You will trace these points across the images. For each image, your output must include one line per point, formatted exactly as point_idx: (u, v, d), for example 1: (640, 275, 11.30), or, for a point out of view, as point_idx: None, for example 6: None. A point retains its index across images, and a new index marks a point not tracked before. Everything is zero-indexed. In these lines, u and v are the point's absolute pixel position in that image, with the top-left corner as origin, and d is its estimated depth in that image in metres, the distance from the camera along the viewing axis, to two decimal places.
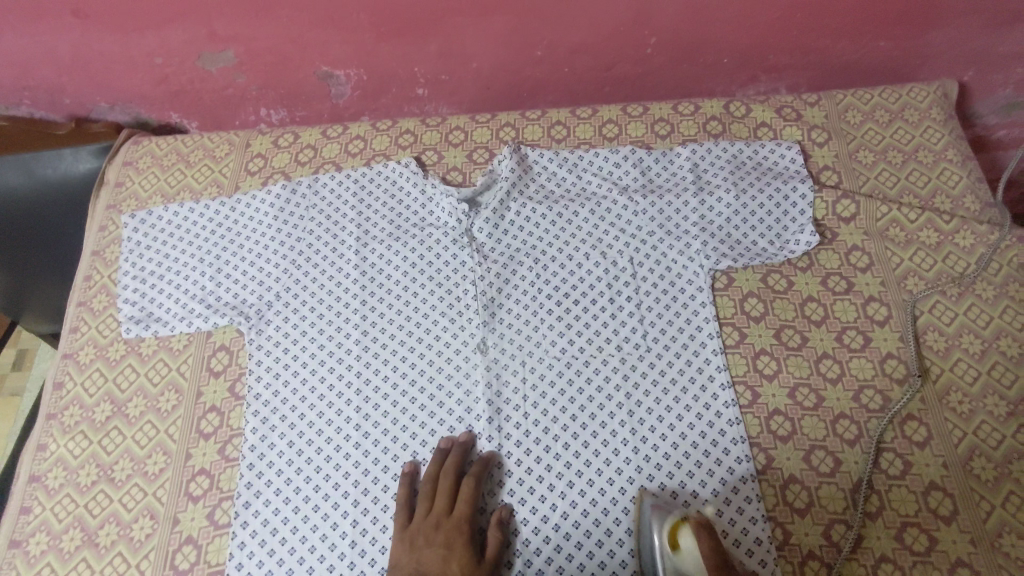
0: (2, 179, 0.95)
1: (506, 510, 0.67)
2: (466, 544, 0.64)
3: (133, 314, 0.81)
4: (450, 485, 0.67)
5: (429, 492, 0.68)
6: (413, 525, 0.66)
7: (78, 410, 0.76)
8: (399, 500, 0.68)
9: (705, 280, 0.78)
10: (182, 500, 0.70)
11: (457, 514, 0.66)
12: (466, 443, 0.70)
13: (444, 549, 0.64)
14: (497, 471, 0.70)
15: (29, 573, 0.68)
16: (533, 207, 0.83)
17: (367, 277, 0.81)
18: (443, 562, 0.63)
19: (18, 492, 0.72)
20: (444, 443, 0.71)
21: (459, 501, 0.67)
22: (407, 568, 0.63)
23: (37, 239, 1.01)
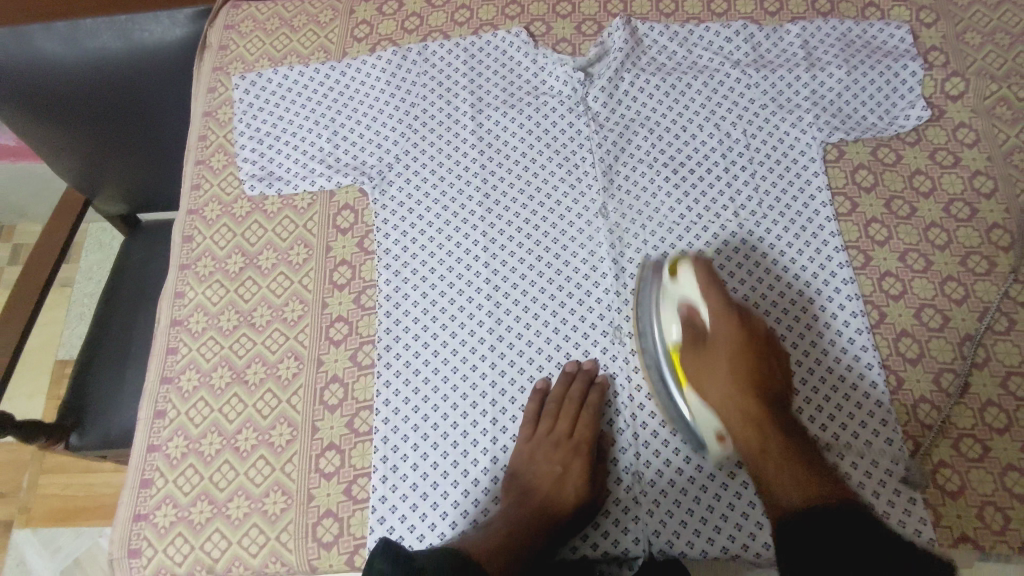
0: (96, 41, 0.92)
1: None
2: (583, 467, 0.66)
3: (255, 172, 0.82)
4: (574, 410, 0.68)
5: (555, 411, 0.68)
6: (536, 438, 0.68)
7: (212, 261, 0.79)
8: (528, 414, 0.70)
9: (818, 151, 0.80)
10: (324, 343, 0.74)
11: (577, 438, 0.68)
12: (591, 370, 0.71)
13: (561, 467, 0.67)
14: (617, 400, 0.71)
15: (184, 407, 0.72)
16: (646, 79, 0.84)
17: (485, 142, 0.82)
18: (558, 480, 0.66)
19: (163, 334, 0.76)
20: (573, 366, 0.72)
21: (581, 426, 0.68)
22: (525, 478, 0.67)
23: (132, 115, 0.99)
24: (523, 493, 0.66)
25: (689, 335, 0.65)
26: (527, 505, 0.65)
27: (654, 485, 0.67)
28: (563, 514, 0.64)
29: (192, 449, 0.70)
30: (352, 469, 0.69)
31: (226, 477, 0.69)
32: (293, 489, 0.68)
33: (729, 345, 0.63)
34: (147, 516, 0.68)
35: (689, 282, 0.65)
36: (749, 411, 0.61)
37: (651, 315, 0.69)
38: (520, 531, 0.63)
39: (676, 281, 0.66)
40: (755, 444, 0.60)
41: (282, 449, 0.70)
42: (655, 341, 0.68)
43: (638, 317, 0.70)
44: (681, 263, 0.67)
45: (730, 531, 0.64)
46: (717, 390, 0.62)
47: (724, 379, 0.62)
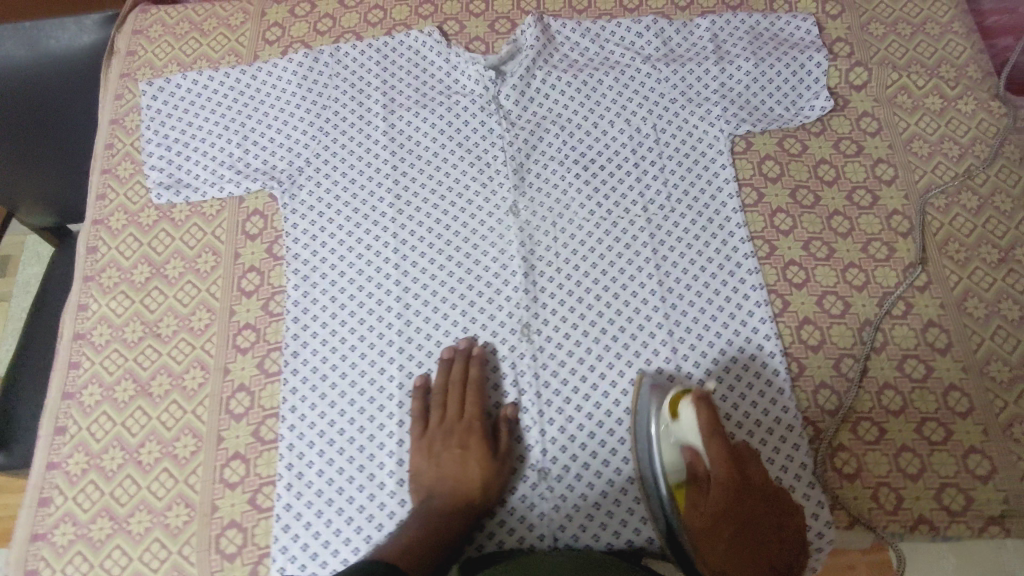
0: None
1: (513, 409, 0.70)
2: (481, 441, 0.66)
3: (163, 180, 0.80)
4: (459, 391, 0.69)
5: (441, 396, 0.69)
6: (430, 431, 0.68)
7: (117, 272, 0.77)
8: (414, 413, 0.69)
9: (725, 143, 0.81)
10: (230, 352, 0.73)
11: (469, 418, 0.68)
12: (482, 355, 0.71)
13: (461, 450, 0.66)
14: (496, 375, 0.72)
15: (86, 422, 0.71)
16: (558, 76, 0.85)
17: (396, 143, 0.82)
18: (461, 463, 0.65)
19: (64, 348, 0.74)
20: (448, 352, 0.72)
21: (469, 405, 0.69)
22: (430, 474, 0.66)
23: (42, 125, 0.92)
24: (430, 484, 0.65)
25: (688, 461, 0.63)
26: (437, 494, 0.64)
27: (561, 481, 0.68)
28: (472, 492, 0.64)
29: (93, 464, 0.69)
30: (257, 478, 0.68)
31: (128, 492, 0.68)
32: (197, 501, 0.67)
33: (723, 482, 0.60)
34: (46, 535, 0.66)
35: (688, 426, 0.62)
36: (732, 550, 0.58)
37: (654, 414, 0.66)
38: (435, 524, 0.62)
39: (676, 419, 0.64)
40: (720, 540, 0.59)
41: (186, 460, 0.69)
42: (651, 441, 0.65)
43: (637, 422, 0.68)
44: (682, 402, 0.64)
45: (635, 523, 0.67)
46: (705, 541, 0.59)
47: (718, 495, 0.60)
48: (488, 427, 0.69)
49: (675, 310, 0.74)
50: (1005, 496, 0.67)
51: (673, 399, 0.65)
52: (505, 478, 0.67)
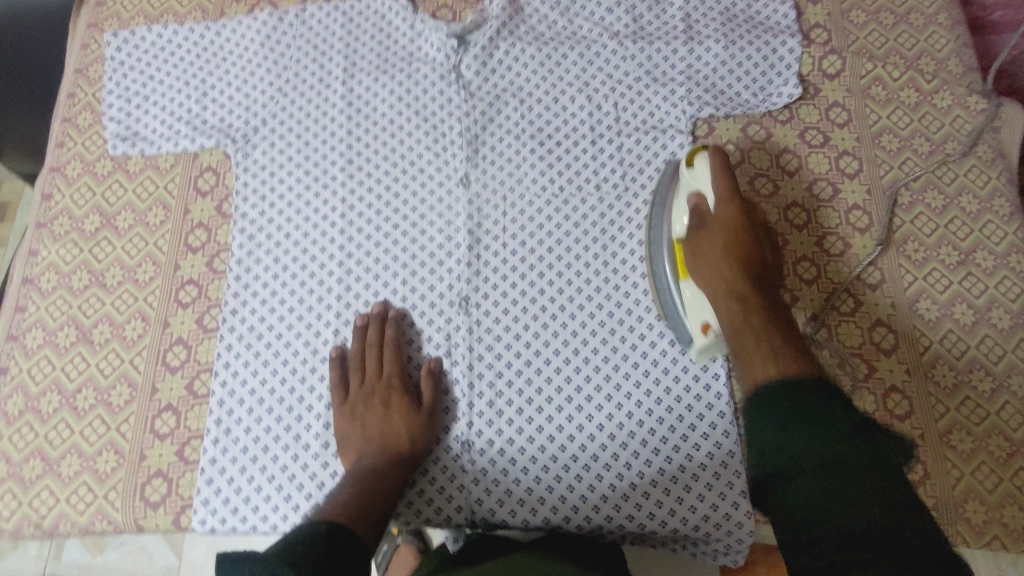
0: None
1: (436, 363, 0.70)
2: (403, 398, 0.67)
3: (120, 132, 0.81)
4: (377, 353, 0.70)
5: (360, 360, 0.70)
6: (351, 394, 0.68)
7: (68, 220, 0.78)
8: (334, 379, 0.69)
9: (686, 126, 0.79)
10: (172, 306, 0.74)
11: (388, 376, 0.69)
12: (399, 316, 0.72)
13: (383, 408, 0.67)
14: (417, 338, 0.72)
15: (27, 364, 0.72)
16: (522, 48, 0.83)
17: (354, 108, 0.82)
18: (385, 420, 0.66)
19: (14, 292, 0.76)
20: (360, 319, 0.71)
21: (388, 365, 0.69)
22: (355, 435, 0.66)
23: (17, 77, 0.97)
24: (357, 446, 0.65)
25: (694, 221, 0.64)
26: (365, 455, 0.64)
27: (484, 455, 0.68)
28: (400, 448, 0.65)
29: (31, 406, 0.70)
30: (186, 431, 0.69)
31: (61, 435, 0.69)
32: (125, 449, 0.68)
33: (728, 262, 0.61)
34: None
35: (703, 173, 0.65)
36: (733, 270, 0.60)
37: (664, 208, 0.69)
38: (363, 478, 0.62)
39: (692, 171, 0.66)
40: (727, 297, 0.59)
41: (120, 408, 0.70)
42: (668, 285, 0.67)
43: (651, 228, 0.70)
44: (698, 155, 0.66)
45: (553, 502, 0.67)
46: (717, 302, 0.60)
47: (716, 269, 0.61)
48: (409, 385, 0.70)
49: (617, 291, 0.73)
50: (935, 503, 0.66)
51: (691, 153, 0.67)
52: (432, 435, 0.68)
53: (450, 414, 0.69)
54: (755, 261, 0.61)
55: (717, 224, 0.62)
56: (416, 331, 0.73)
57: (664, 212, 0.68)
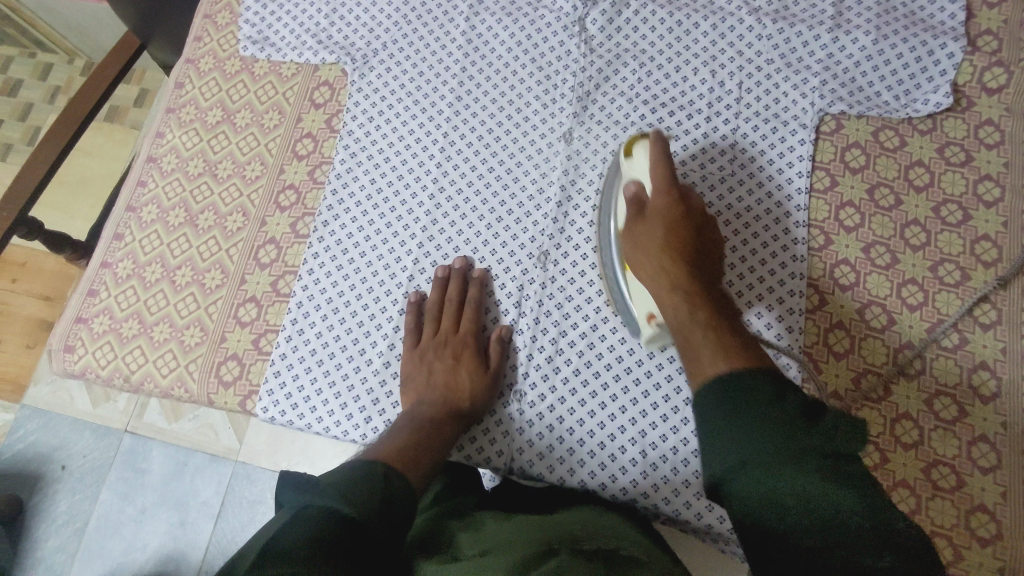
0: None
1: (510, 329, 0.70)
2: (473, 355, 0.68)
3: (252, 35, 0.85)
4: (456, 308, 0.71)
5: (437, 311, 0.71)
6: (423, 342, 0.70)
7: (194, 110, 0.83)
8: (409, 322, 0.71)
9: (811, 119, 0.74)
10: (271, 207, 0.78)
11: (463, 331, 0.70)
12: (484, 279, 0.72)
13: (452, 360, 0.68)
14: (496, 300, 0.73)
15: (140, 235, 0.78)
16: (654, 10, 0.80)
17: (472, 46, 0.81)
18: (452, 371, 0.67)
19: (138, 167, 0.82)
20: (444, 270, 0.73)
21: (464, 320, 0.70)
22: (421, 379, 0.67)
23: None
24: (422, 390, 0.67)
25: (635, 211, 0.63)
26: (427, 401, 0.65)
27: (533, 408, 0.68)
28: (462, 401, 0.66)
29: (137, 273, 0.77)
30: (264, 323, 0.74)
31: (158, 304, 0.75)
32: (210, 329, 0.74)
33: (670, 191, 0.61)
34: (86, 320, 0.76)
35: (641, 160, 0.64)
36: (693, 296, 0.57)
37: (615, 193, 0.68)
38: (422, 420, 0.63)
39: (631, 160, 0.66)
40: (686, 313, 0.56)
41: (211, 291, 0.75)
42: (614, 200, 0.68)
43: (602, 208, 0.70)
44: (637, 144, 0.66)
45: (592, 467, 0.66)
46: (651, 265, 0.60)
47: (661, 187, 0.61)
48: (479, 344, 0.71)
49: None
50: (1002, 567, 0.60)
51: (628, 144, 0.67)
52: (493, 395, 0.68)
53: (513, 377, 0.70)
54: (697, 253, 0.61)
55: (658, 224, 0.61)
56: (491, 284, 0.73)
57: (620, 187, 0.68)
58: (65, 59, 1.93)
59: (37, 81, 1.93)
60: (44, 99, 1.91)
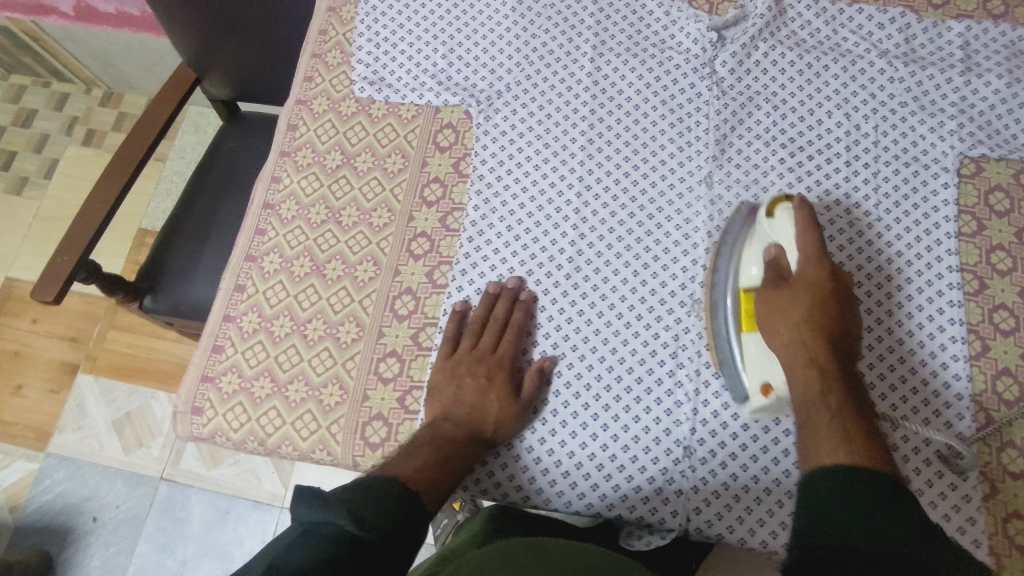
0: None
1: (549, 361, 0.70)
2: (507, 379, 0.68)
3: (367, 75, 0.82)
4: (497, 329, 0.71)
5: (477, 329, 0.71)
6: (458, 355, 0.70)
7: (311, 153, 0.80)
8: (446, 334, 0.71)
9: (953, 162, 0.75)
10: (404, 256, 0.75)
11: (501, 354, 0.70)
12: (527, 302, 0.72)
13: (484, 381, 0.68)
14: (538, 326, 0.72)
15: (263, 287, 0.74)
16: (783, 52, 0.80)
17: (600, 87, 0.80)
18: (481, 394, 0.67)
19: (254, 214, 0.78)
20: (493, 287, 0.72)
21: (504, 342, 0.70)
22: (446, 394, 0.67)
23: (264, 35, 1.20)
24: (447, 405, 0.67)
25: (772, 274, 0.63)
26: (453, 419, 0.66)
27: (704, 465, 0.66)
28: (486, 425, 0.66)
29: (264, 327, 0.73)
30: (408, 379, 0.70)
31: (290, 360, 0.71)
32: (350, 387, 0.70)
33: (819, 263, 0.62)
34: (214, 379, 0.71)
35: (786, 223, 0.64)
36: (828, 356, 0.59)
37: (733, 254, 0.67)
38: (445, 441, 0.64)
39: (770, 219, 0.66)
40: (816, 389, 0.59)
41: (347, 345, 0.72)
42: (735, 250, 0.67)
43: (723, 239, 0.70)
44: (780, 204, 0.66)
45: (773, 528, 0.65)
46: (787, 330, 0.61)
47: (811, 244, 0.62)
48: (516, 369, 0.71)
49: (858, 323, 0.71)
50: None
51: (773, 201, 0.66)
52: (522, 424, 0.68)
53: (543, 405, 0.69)
54: (841, 331, 0.61)
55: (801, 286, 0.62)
56: (537, 309, 0.72)
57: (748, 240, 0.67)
58: (82, 90, 1.92)
59: (54, 111, 1.90)
60: (61, 132, 1.89)
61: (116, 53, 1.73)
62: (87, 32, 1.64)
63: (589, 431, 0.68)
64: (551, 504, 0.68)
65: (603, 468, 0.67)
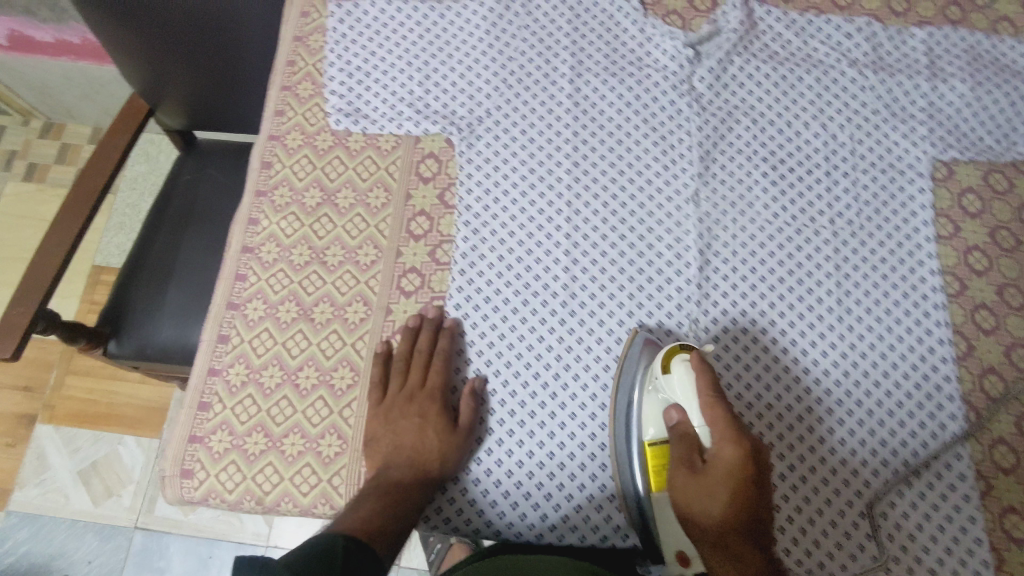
0: (226, 20, 1.06)
1: (480, 381, 0.69)
2: (440, 412, 0.66)
3: (342, 107, 0.80)
4: (422, 360, 0.69)
5: (404, 365, 0.69)
6: (388, 396, 0.67)
7: (289, 192, 0.77)
8: (374, 376, 0.69)
9: (926, 167, 0.77)
10: (394, 293, 0.73)
11: (431, 386, 0.68)
12: (453, 328, 0.70)
13: (419, 418, 0.66)
14: (467, 349, 0.70)
15: (249, 336, 0.71)
16: (758, 66, 0.81)
17: (580, 109, 0.79)
18: (419, 432, 0.65)
19: (232, 259, 0.75)
20: (414, 320, 0.71)
21: (432, 373, 0.68)
22: (383, 439, 0.65)
23: (230, 71, 1.15)
24: (386, 452, 0.64)
25: (680, 440, 0.60)
26: (395, 465, 0.64)
27: None
28: (431, 463, 0.64)
29: (253, 378, 0.70)
30: None
31: (283, 413, 0.68)
32: (349, 435, 0.68)
33: (726, 428, 0.58)
34: (202, 439, 0.68)
35: (683, 388, 0.61)
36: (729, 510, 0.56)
37: (640, 380, 0.65)
38: (388, 489, 0.62)
39: (666, 378, 0.62)
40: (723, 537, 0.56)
41: (343, 392, 0.69)
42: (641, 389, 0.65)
43: (622, 370, 0.68)
44: (675, 359, 0.62)
45: (785, 544, 0.65)
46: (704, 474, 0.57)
47: (722, 430, 0.58)
48: (448, 399, 0.69)
49: (851, 332, 0.71)
50: None
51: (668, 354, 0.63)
52: (465, 452, 0.66)
53: (486, 427, 0.68)
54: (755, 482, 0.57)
55: (718, 482, 0.57)
56: (464, 334, 0.71)
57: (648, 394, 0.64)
58: (19, 122, 1.81)
59: None
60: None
61: (53, 83, 1.63)
62: (21, 63, 1.55)
63: (597, 461, 0.67)
64: (565, 540, 0.65)
65: (614, 498, 0.66)
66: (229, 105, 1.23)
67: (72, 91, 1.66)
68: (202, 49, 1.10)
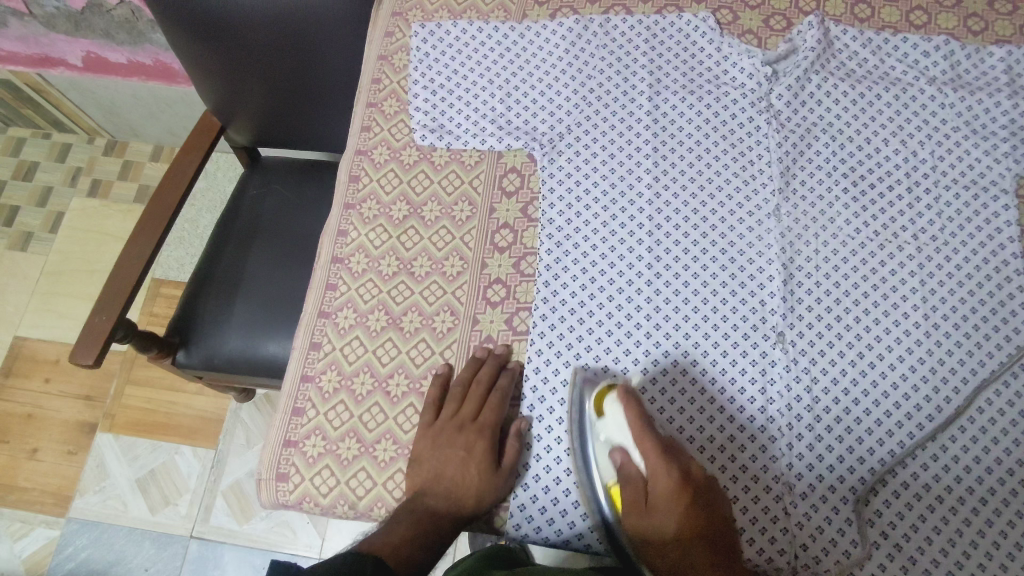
0: (300, 53, 1.09)
1: (527, 424, 0.68)
2: (486, 450, 0.66)
3: (427, 124, 0.83)
4: (478, 395, 0.69)
5: (460, 394, 0.69)
6: (439, 422, 0.68)
7: (377, 204, 0.80)
8: (430, 400, 0.70)
9: (1011, 183, 0.76)
10: (480, 303, 0.75)
11: (482, 422, 0.68)
12: (512, 373, 0.71)
13: (465, 451, 0.66)
14: (551, 358, 0.71)
15: (341, 343, 0.74)
16: (836, 83, 0.82)
17: (660, 125, 0.81)
18: (461, 465, 0.65)
19: (323, 269, 0.78)
20: (479, 352, 0.72)
21: (485, 410, 0.68)
22: (426, 465, 0.65)
23: (301, 97, 1.18)
24: (426, 480, 0.64)
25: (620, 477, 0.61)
26: (433, 494, 0.64)
27: (805, 500, 0.66)
28: (467, 499, 0.64)
29: (344, 385, 0.72)
30: None
31: (375, 419, 0.70)
32: None
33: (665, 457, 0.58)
34: (297, 444, 0.70)
35: (618, 424, 0.62)
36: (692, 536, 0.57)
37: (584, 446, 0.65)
38: (422, 517, 0.61)
39: (602, 418, 0.64)
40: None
41: None
42: (586, 439, 0.65)
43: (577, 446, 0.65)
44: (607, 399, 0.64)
45: (882, 561, 0.64)
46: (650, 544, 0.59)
47: (653, 450, 0.58)
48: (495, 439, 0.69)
49: (938, 348, 0.70)
50: None
51: (600, 394, 0.65)
52: (502, 495, 0.66)
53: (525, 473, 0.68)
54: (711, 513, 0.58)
55: (660, 493, 0.58)
56: (549, 345, 0.71)
57: (588, 435, 0.65)
58: (85, 140, 1.89)
59: (56, 163, 1.87)
60: (64, 183, 1.85)
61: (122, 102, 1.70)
62: (93, 82, 1.61)
63: None
64: None
65: None
66: (297, 127, 1.26)
67: (138, 111, 1.72)
68: (276, 78, 1.13)
